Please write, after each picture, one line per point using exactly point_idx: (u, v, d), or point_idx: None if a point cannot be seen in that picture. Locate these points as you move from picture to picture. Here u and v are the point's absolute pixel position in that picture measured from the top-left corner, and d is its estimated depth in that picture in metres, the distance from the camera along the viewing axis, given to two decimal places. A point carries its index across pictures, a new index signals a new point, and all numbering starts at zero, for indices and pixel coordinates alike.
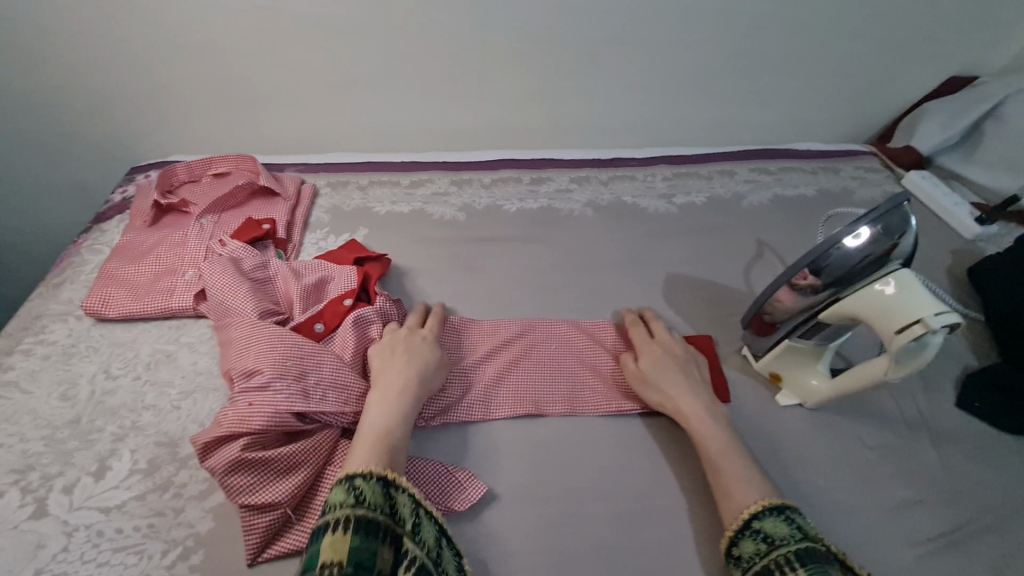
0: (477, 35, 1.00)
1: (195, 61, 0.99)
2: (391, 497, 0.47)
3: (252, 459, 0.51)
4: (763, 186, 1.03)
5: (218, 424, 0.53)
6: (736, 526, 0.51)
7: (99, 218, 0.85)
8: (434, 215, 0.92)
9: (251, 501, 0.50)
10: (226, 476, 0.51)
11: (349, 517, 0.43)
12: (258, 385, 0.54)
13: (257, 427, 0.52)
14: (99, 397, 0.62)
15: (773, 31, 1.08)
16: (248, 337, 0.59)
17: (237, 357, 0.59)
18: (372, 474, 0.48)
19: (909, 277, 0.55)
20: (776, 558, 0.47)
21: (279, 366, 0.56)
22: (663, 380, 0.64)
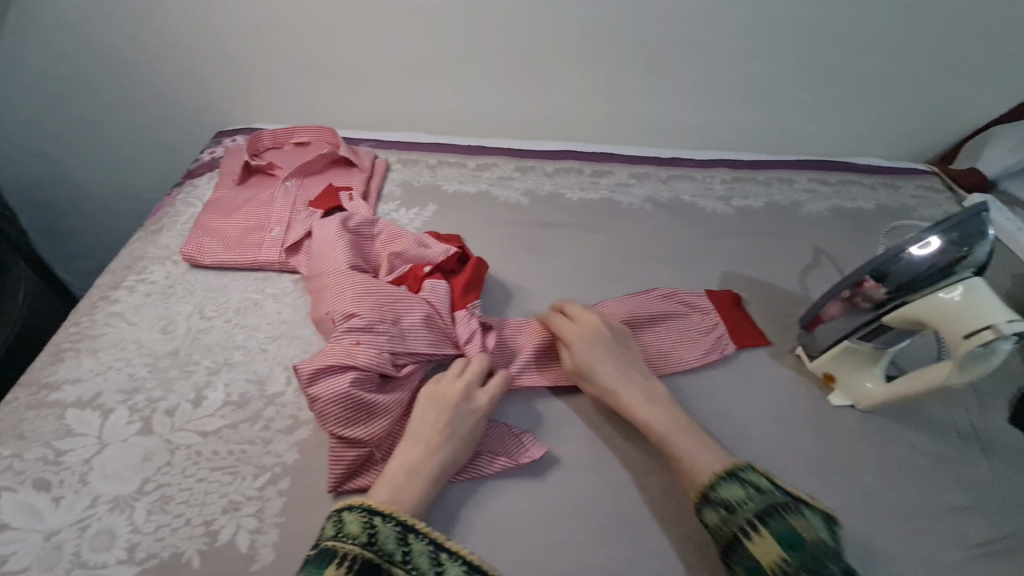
0: (552, 28, 1.04)
1: (285, 35, 1.05)
2: (407, 542, 0.49)
3: (350, 397, 0.56)
4: (821, 197, 1.04)
5: (320, 357, 0.58)
6: (698, 496, 0.54)
7: (190, 175, 0.92)
8: (499, 198, 0.96)
9: (342, 435, 0.55)
10: (324, 408, 0.55)
11: (355, 556, 0.47)
12: (361, 326, 0.61)
13: (361, 364, 0.58)
14: (195, 334, 0.67)
15: (841, 44, 1.09)
16: (344, 285, 0.66)
17: (333, 304, 0.65)
18: (392, 516, 0.51)
19: (978, 284, 0.57)
20: (740, 523, 0.50)
21: (377, 311, 0.63)
22: (591, 360, 0.65)
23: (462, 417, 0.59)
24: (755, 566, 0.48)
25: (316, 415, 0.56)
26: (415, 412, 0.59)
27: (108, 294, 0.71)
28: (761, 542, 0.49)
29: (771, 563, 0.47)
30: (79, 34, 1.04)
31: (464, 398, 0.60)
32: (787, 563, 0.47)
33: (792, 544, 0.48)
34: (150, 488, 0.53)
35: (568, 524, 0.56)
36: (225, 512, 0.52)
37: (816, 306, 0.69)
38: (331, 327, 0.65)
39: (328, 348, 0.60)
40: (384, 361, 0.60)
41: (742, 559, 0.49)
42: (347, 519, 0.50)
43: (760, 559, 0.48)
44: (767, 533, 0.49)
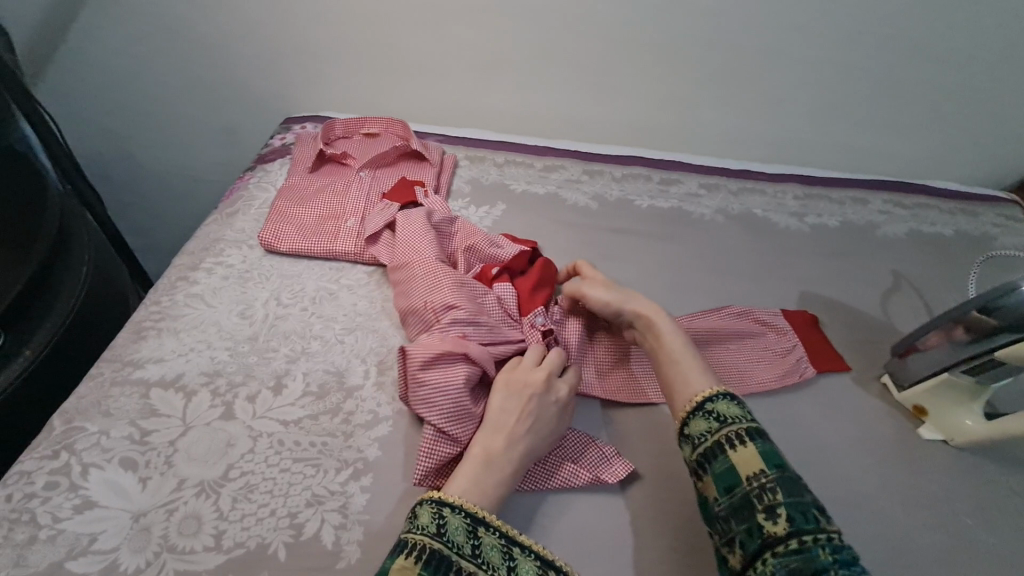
0: (629, 32, 1.02)
1: (359, 25, 1.04)
2: (477, 536, 0.47)
3: (455, 392, 0.55)
4: (898, 219, 1.00)
5: (432, 345, 0.57)
6: (688, 406, 0.54)
7: (262, 160, 0.92)
8: (568, 201, 0.94)
9: (440, 429, 0.54)
10: (428, 398, 0.54)
11: (425, 547, 0.44)
12: (463, 320, 0.60)
13: (474, 356, 0.57)
14: (273, 321, 0.67)
15: (926, 62, 1.05)
16: (435, 275, 0.64)
17: (429, 293, 0.63)
18: (463, 508, 0.48)
19: None
20: (725, 435, 0.50)
21: (476, 309, 0.62)
22: (611, 292, 0.66)
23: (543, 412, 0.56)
24: (731, 476, 0.48)
25: (417, 404, 0.55)
26: (495, 399, 0.56)
27: (187, 274, 0.71)
28: (742, 453, 0.49)
29: (748, 475, 0.48)
30: (157, 14, 1.05)
31: (544, 389, 0.57)
32: (766, 478, 0.47)
33: (776, 464, 0.48)
34: (234, 474, 0.52)
35: (651, 542, 0.54)
36: (310, 505, 0.51)
37: (915, 337, 0.68)
38: (415, 319, 0.63)
39: (434, 338, 0.59)
40: (490, 359, 0.59)
41: (719, 468, 0.49)
42: (417, 510, 0.47)
43: (737, 469, 0.48)
44: (751, 448, 0.49)
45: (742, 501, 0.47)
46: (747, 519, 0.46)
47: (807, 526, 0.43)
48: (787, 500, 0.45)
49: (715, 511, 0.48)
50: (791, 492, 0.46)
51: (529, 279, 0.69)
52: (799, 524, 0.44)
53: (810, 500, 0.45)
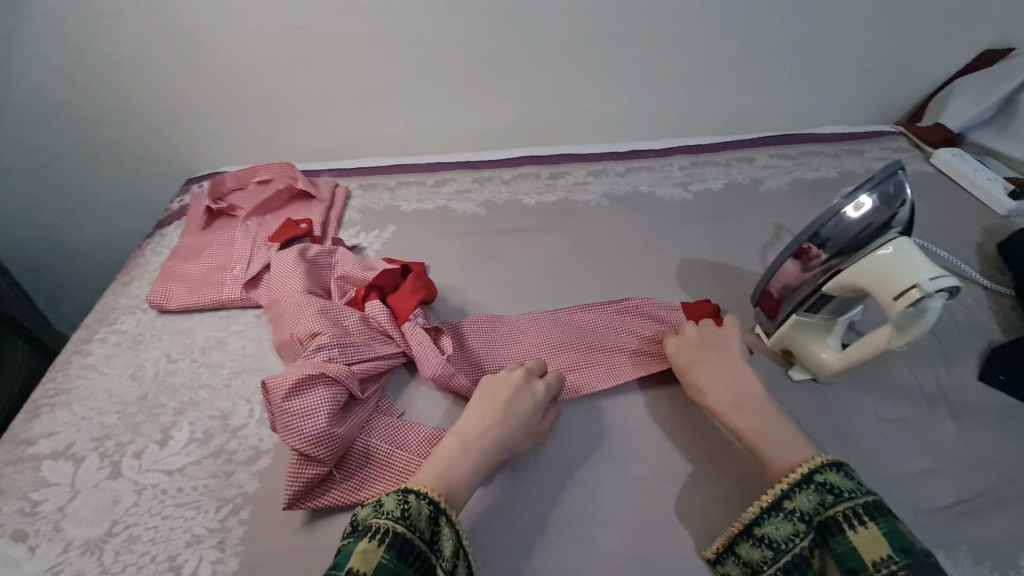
0: (493, 42, 1.06)
1: (240, 79, 1.08)
2: (436, 523, 0.49)
3: (315, 415, 0.57)
4: (782, 171, 1.03)
5: (293, 374, 0.60)
6: (796, 478, 0.53)
7: (160, 225, 0.96)
8: (457, 211, 0.97)
9: (304, 452, 0.56)
10: (289, 423, 0.56)
11: (389, 530, 0.47)
12: (327, 346, 0.63)
13: (334, 379, 0.60)
14: (162, 377, 0.70)
15: (787, 17, 1.08)
16: (304, 307, 0.68)
17: (298, 323, 0.67)
18: (426, 494, 0.51)
19: (907, 244, 0.56)
20: (841, 510, 0.49)
21: (339, 334, 0.65)
22: (699, 375, 0.64)
23: (520, 407, 0.60)
24: (855, 559, 0.47)
25: (280, 432, 0.57)
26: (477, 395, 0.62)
27: (82, 347, 0.74)
28: (864, 535, 0.47)
29: (874, 560, 0.46)
30: (47, 103, 1.10)
31: (524, 387, 0.62)
32: (895, 564, 0.45)
33: (902, 547, 0.46)
34: (118, 529, 0.56)
35: (520, 523, 0.56)
36: (188, 546, 0.54)
37: (762, 280, 0.69)
38: (293, 349, 0.67)
39: (298, 366, 0.62)
40: (354, 379, 0.62)
41: (839, 545, 0.48)
42: (382, 498, 0.50)
43: (861, 554, 0.47)
44: (874, 529, 0.47)
45: None
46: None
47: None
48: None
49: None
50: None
51: (403, 291, 0.72)
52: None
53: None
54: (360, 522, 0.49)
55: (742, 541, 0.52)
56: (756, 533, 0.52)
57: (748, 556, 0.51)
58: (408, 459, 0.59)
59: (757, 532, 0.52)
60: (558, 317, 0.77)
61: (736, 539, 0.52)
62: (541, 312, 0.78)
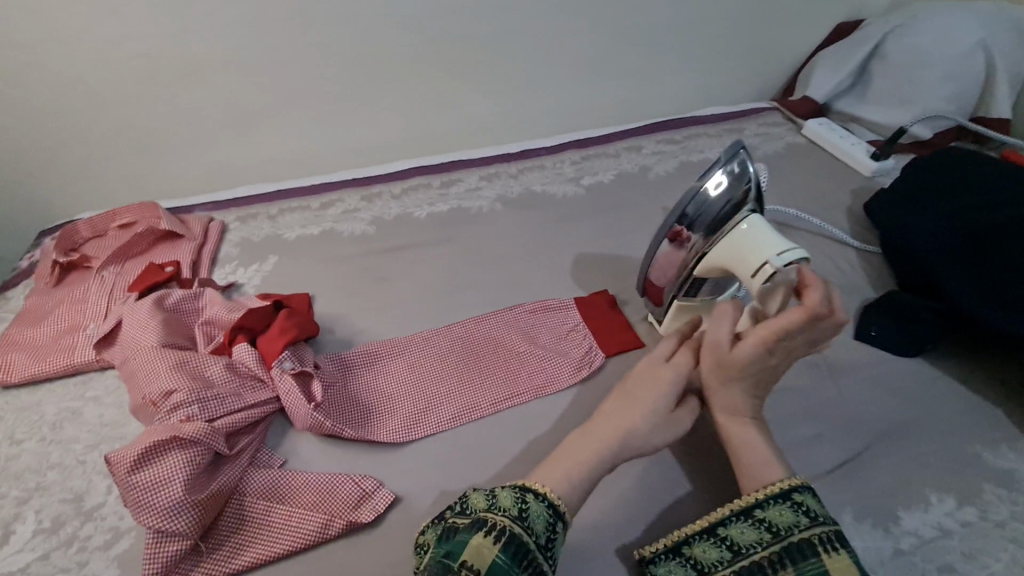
0: (365, 52, 1.02)
1: (87, 115, 0.99)
2: (552, 527, 0.47)
3: (169, 485, 0.51)
4: (669, 156, 1.05)
5: (141, 442, 0.53)
6: (774, 491, 0.49)
7: (5, 287, 0.85)
8: (345, 233, 0.92)
9: (160, 529, 0.50)
10: (139, 498, 0.50)
11: (505, 527, 0.44)
12: (183, 402, 0.57)
13: (193, 441, 0.54)
14: (3, 464, 0.62)
15: (656, 5, 1.11)
16: (158, 361, 0.61)
17: (150, 384, 0.59)
18: (541, 494, 0.48)
19: (759, 221, 0.57)
20: (816, 535, 0.46)
21: (200, 387, 0.59)
22: (740, 375, 0.52)
23: (656, 405, 0.54)
24: None
25: (130, 510, 0.50)
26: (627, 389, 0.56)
27: None
28: (837, 560, 0.45)
29: None
30: None
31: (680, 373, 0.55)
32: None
33: None
34: None
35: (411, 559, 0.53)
36: None
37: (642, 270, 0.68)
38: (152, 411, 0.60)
39: (150, 431, 0.55)
40: (219, 436, 0.56)
41: (809, 568, 0.45)
42: (496, 493, 0.47)
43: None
44: (845, 556, 0.45)
45: None
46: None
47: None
48: None
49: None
50: None
51: (272, 334, 0.66)
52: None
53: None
54: (476, 511, 0.46)
55: (699, 541, 0.50)
56: (720, 535, 0.49)
57: (701, 557, 0.49)
58: (288, 514, 0.54)
59: (721, 534, 0.50)
60: (456, 329, 0.74)
61: (692, 539, 0.50)
62: (437, 328, 0.75)
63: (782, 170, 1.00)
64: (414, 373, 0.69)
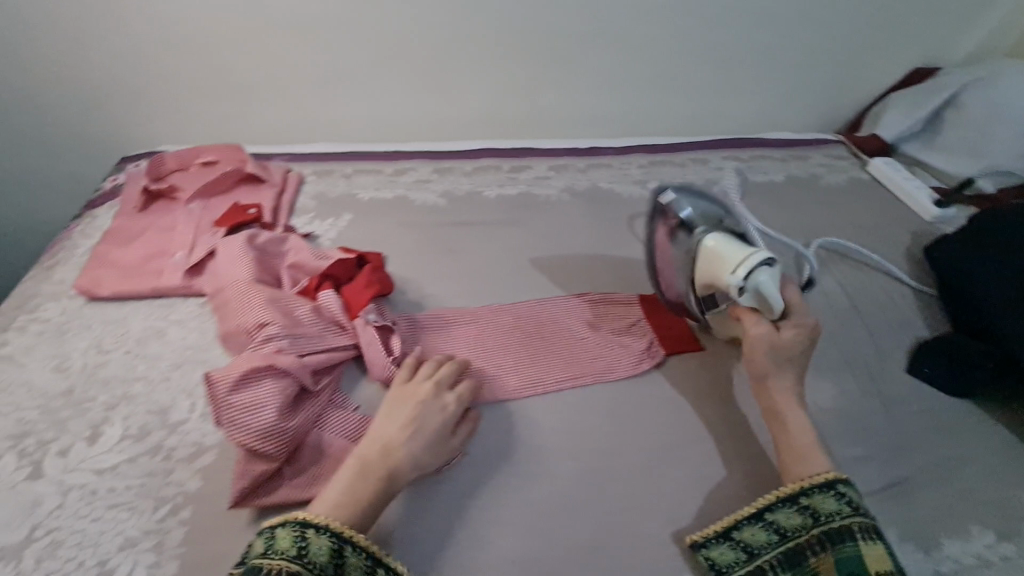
0: (456, 30, 1.05)
1: (183, 53, 1.02)
2: (338, 554, 0.48)
3: (263, 409, 0.54)
4: (735, 173, 1.07)
5: (239, 366, 0.56)
6: (819, 480, 0.54)
7: (90, 205, 0.88)
8: (416, 201, 0.95)
9: (253, 448, 0.53)
10: (235, 417, 0.54)
11: (280, 570, 0.45)
12: (275, 336, 0.61)
13: (286, 373, 0.57)
14: (91, 369, 0.65)
15: (741, 24, 1.13)
16: (252, 296, 0.65)
17: (244, 313, 0.63)
18: (327, 527, 0.49)
19: (719, 235, 0.66)
20: (856, 524, 0.51)
21: (290, 325, 0.62)
22: (792, 345, 0.62)
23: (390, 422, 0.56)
24: (857, 565, 0.49)
25: (227, 427, 0.54)
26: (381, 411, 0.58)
27: None
28: (872, 549, 0.49)
29: (878, 571, 0.48)
30: None
31: (432, 397, 0.58)
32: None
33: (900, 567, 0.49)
34: (39, 534, 0.51)
35: (481, 518, 0.57)
36: (121, 550, 0.50)
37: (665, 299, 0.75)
38: (241, 340, 0.64)
39: (244, 357, 0.59)
40: (307, 371, 0.59)
41: (845, 552, 0.50)
42: (278, 533, 0.48)
43: (865, 562, 0.49)
44: (880, 547, 0.50)
45: None
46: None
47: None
48: None
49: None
50: None
51: (358, 287, 0.69)
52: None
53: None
54: (251, 559, 0.46)
55: (748, 525, 0.55)
56: (767, 519, 0.55)
57: (749, 539, 0.55)
58: None
59: (767, 518, 0.55)
60: (523, 308, 0.77)
61: (742, 523, 0.55)
62: (504, 304, 0.78)
63: (844, 202, 1.02)
64: (482, 344, 0.72)
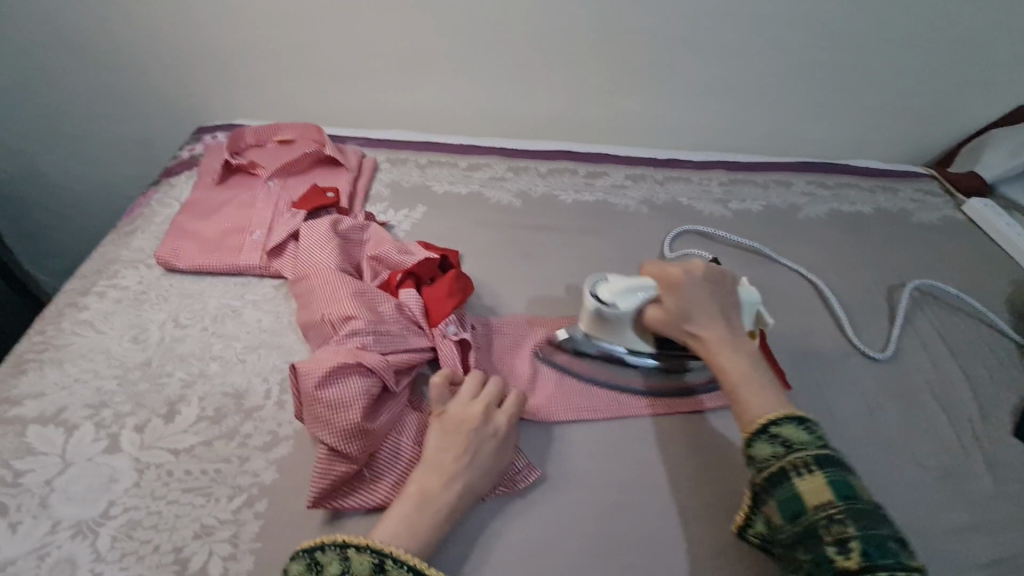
0: (547, 25, 1.02)
1: (270, 27, 1.01)
2: (383, 571, 0.43)
3: (346, 407, 0.52)
4: (820, 200, 1.02)
5: (324, 360, 0.54)
6: (751, 428, 0.49)
7: (167, 173, 0.88)
8: (491, 199, 0.92)
9: (334, 447, 0.51)
10: (320, 412, 0.52)
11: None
12: (360, 331, 0.58)
13: (371, 372, 0.55)
14: (168, 343, 0.64)
15: (841, 44, 1.07)
16: (337, 287, 0.63)
17: (328, 304, 0.62)
18: (367, 544, 0.44)
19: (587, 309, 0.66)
20: (791, 461, 0.46)
21: (375, 320, 0.60)
22: (681, 302, 0.58)
23: (448, 451, 0.51)
24: (797, 504, 0.44)
25: (312, 422, 0.52)
26: (429, 438, 0.53)
27: (77, 300, 0.67)
28: (810, 481, 0.44)
29: (815, 504, 0.43)
30: (53, 24, 1.01)
31: (483, 421, 0.54)
32: (836, 509, 0.42)
33: (845, 494, 0.43)
34: (115, 511, 0.50)
35: (560, 544, 0.52)
36: (197, 538, 0.49)
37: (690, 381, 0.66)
38: (322, 331, 0.62)
39: (330, 352, 0.57)
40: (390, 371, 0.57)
41: (783, 493, 0.45)
42: (318, 555, 0.43)
43: (803, 497, 0.44)
44: (821, 478, 0.44)
45: (809, 531, 0.43)
46: (813, 548, 0.42)
47: (885, 562, 0.39)
48: (861, 532, 0.41)
49: (781, 538, 0.45)
50: (865, 525, 0.41)
51: (438, 295, 0.65)
52: (875, 560, 0.39)
53: (886, 536, 0.41)
54: None
55: None
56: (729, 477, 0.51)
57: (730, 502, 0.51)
58: None
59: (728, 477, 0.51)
60: None
61: None
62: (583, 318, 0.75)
63: (937, 242, 0.97)
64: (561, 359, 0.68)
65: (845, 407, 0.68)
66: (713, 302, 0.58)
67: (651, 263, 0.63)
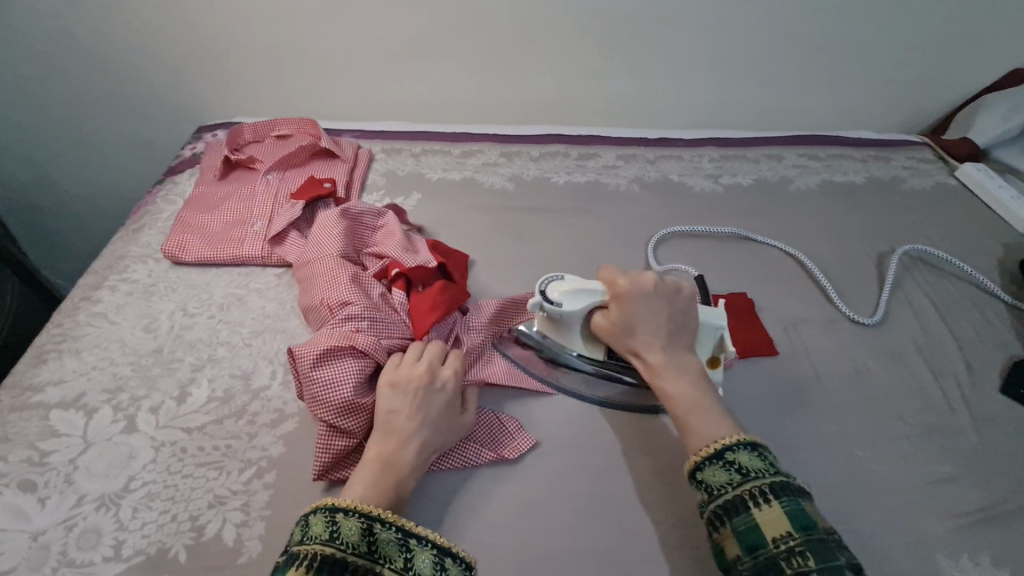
0: (534, 11, 1.03)
1: (263, 25, 1.03)
2: (372, 532, 0.44)
3: (340, 385, 0.55)
4: (811, 171, 1.03)
5: (319, 343, 0.57)
6: (703, 455, 0.48)
7: (171, 172, 0.91)
8: (484, 184, 0.95)
9: (333, 423, 0.54)
10: (316, 391, 0.55)
11: (317, 555, 0.41)
12: (354, 315, 0.61)
13: (363, 354, 0.57)
14: (178, 331, 0.67)
15: (828, 15, 1.07)
16: (334, 273, 0.66)
17: (327, 290, 0.65)
18: (353, 508, 0.45)
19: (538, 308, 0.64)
20: (748, 490, 0.45)
21: (369, 303, 0.63)
22: (631, 322, 0.58)
23: (395, 417, 0.53)
24: (755, 535, 0.43)
25: (311, 401, 0.55)
26: (380, 401, 0.54)
27: (91, 294, 0.71)
28: (767, 513, 0.44)
29: (774, 537, 0.42)
30: (56, 33, 1.04)
31: (428, 381, 0.56)
32: (794, 540, 0.42)
33: (803, 525, 0.42)
34: (135, 485, 0.53)
35: (553, 505, 0.55)
36: (211, 507, 0.52)
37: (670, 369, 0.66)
38: (322, 315, 0.65)
39: (324, 334, 0.60)
40: (384, 351, 0.59)
41: (740, 524, 0.44)
42: (309, 519, 0.44)
43: (761, 529, 0.43)
44: (778, 507, 0.44)
45: (767, 565, 0.42)
46: None
47: None
48: (819, 566, 0.40)
49: (736, 569, 0.43)
50: (822, 557, 0.41)
51: (426, 290, 0.65)
52: None
53: (843, 566, 0.41)
54: (288, 548, 0.43)
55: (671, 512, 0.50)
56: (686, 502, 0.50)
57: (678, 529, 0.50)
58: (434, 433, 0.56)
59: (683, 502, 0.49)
60: None
61: None
62: None
63: (929, 209, 0.97)
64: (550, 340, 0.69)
65: (833, 371, 0.70)
66: (664, 321, 0.58)
67: (603, 271, 0.63)
